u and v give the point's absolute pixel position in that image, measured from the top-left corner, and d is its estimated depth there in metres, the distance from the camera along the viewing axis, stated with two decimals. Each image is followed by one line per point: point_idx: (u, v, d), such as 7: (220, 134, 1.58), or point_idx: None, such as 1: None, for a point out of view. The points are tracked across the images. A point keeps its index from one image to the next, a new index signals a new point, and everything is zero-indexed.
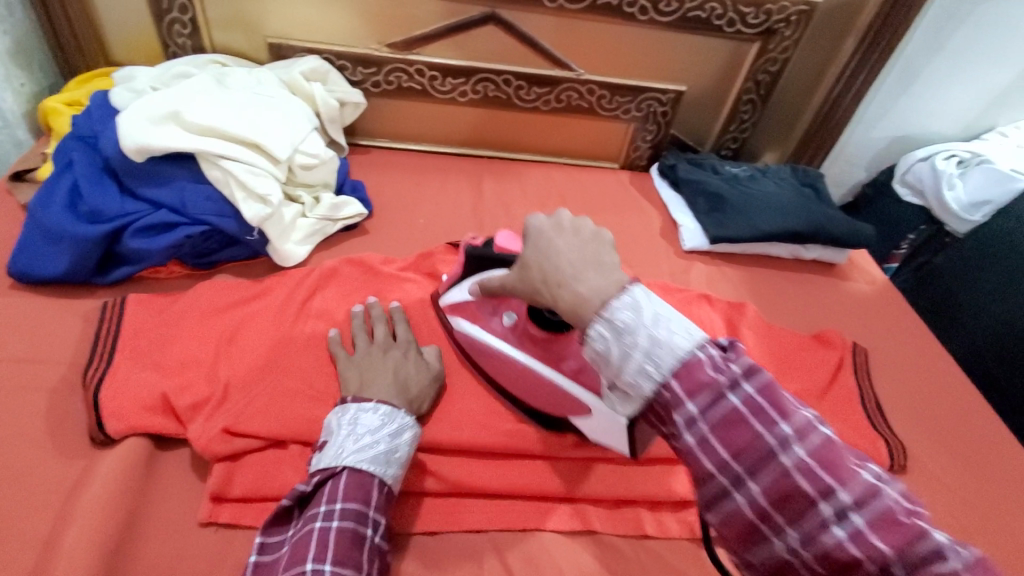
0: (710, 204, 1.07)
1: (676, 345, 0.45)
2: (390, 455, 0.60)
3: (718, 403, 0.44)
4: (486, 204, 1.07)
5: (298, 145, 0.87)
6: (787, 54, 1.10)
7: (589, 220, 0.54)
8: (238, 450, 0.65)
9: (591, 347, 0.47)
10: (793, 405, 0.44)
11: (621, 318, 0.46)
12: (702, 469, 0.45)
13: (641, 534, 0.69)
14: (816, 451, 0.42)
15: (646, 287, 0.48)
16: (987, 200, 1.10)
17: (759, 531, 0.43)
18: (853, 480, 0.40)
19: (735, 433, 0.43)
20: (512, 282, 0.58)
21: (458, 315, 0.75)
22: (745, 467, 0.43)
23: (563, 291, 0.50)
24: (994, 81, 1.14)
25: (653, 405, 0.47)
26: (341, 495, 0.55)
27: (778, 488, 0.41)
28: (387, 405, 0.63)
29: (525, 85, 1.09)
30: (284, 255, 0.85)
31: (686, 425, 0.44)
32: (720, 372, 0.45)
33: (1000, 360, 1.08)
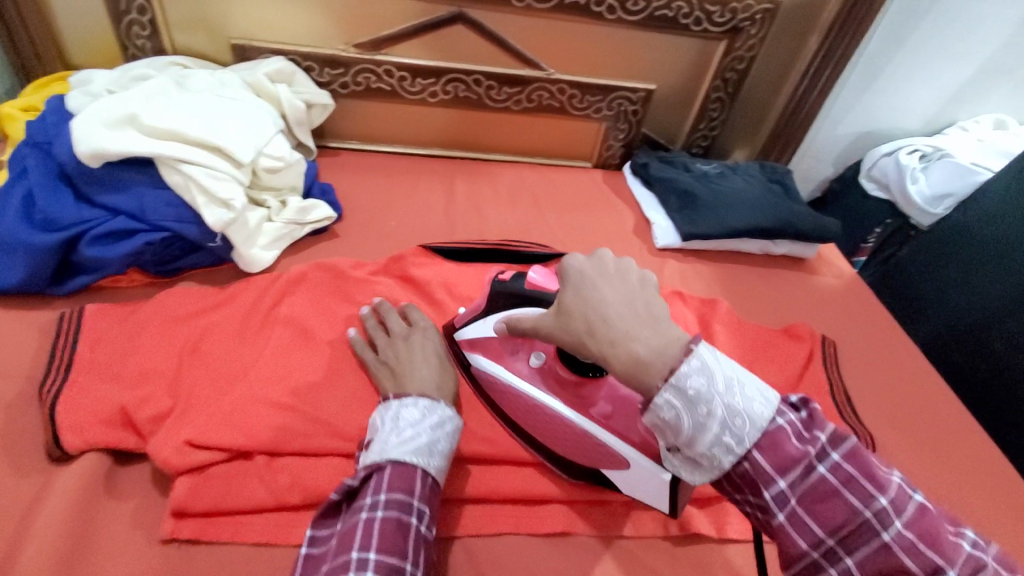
0: (682, 202, 1.08)
1: (753, 413, 0.46)
2: (433, 446, 0.60)
3: (810, 477, 0.44)
4: (458, 205, 1.06)
5: (263, 148, 0.86)
6: (753, 52, 1.11)
7: (632, 264, 0.54)
8: (201, 463, 0.63)
9: (658, 416, 0.47)
10: (884, 474, 0.44)
11: (692, 385, 0.46)
12: (796, 546, 0.45)
13: (615, 533, 0.68)
14: (913, 522, 0.42)
15: (713, 348, 0.48)
16: (949, 192, 1.14)
17: None
18: (954, 553, 0.40)
19: (829, 507, 0.43)
20: (547, 327, 0.56)
21: (476, 352, 0.73)
22: (841, 542, 0.43)
23: (620, 351, 0.49)
24: (953, 78, 1.17)
25: (732, 475, 0.47)
26: (385, 486, 0.55)
27: (877, 563, 0.41)
28: (426, 398, 0.63)
29: (496, 85, 1.08)
30: (249, 260, 0.83)
31: (779, 500, 0.45)
32: (807, 444, 0.46)
33: (962, 348, 1.09)
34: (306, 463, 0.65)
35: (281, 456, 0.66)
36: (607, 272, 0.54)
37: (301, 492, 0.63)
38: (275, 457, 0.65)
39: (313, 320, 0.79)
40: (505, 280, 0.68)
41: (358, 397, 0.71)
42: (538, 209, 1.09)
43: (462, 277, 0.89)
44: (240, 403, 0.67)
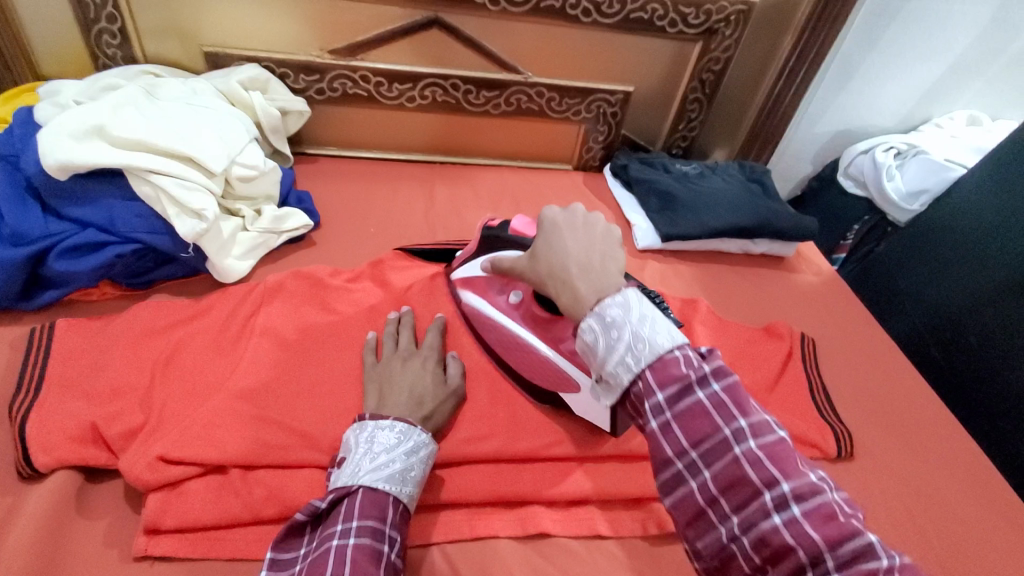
0: (661, 203, 1.09)
1: (656, 343, 0.49)
2: (406, 473, 0.58)
3: (687, 396, 0.47)
4: (438, 209, 1.06)
5: (235, 157, 0.85)
6: (729, 53, 1.12)
7: (599, 218, 0.59)
8: (175, 478, 0.62)
9: (582, 338, 0.52)
10: (753, 406, 0.47)
11: (611, 314, 0.50)
12: (663, 454, 0.48)
13: (595, 534, 0.69)
14: (767, 447, 0.45)
15: (640, 292, 0.52)
16: (924, 188, 1.16)
17: (706, 516, 0.46)
18: (797, 477, 0.44)
19: (698, 423, 0.46)
20: (520, 270, 0.63)
21: (467, 290, 0.80)
22: (702, 454, 0.46)
23: (566, 287, 0.54)
24: (926, 75, 1.19)
25: (628, 396, 0.50)
26: (357, 513, 0.53)
27: (728, 475, 0.45)
28: (403, 422, 0.62)
29: (473, 89, 1.08)
30: (222, 271, 0.82)
31: (653, 411, 0.48)
32: (691, 369, 0.48)
33: (939, 342, 1.10)
34: (283, 474, 0.65)
35: (257, 468, 0.65)
36: (574, 223, 0.59)
37: (276, 504, 0.62)
38: (250, 470, 0.65)
39: (290, 329, 0.78)
40: (493, 225, 0.75)
41: (336, 405, 0.70)
42: (518, 211, 1.09)
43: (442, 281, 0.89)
44: (214, 415, 0.66)
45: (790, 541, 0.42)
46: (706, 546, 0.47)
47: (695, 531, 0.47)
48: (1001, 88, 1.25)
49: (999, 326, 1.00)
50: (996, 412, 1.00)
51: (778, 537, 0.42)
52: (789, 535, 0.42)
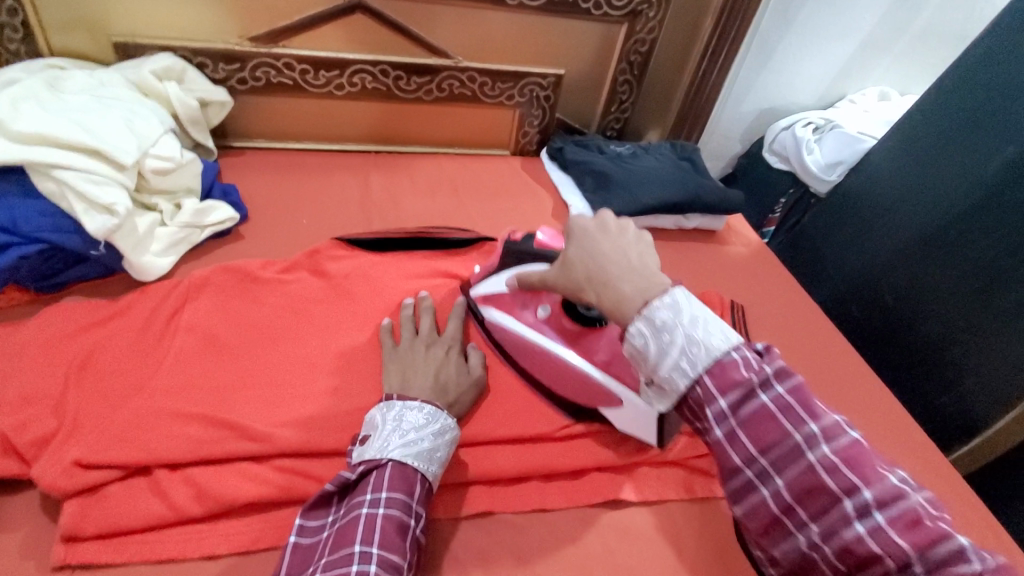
0: (596, 182, 1.11)
1: (712, 344, 0.49)
2: (433, 453, 0.60)
3: (749, 401, 0.48)
4: (374, 198, 1.04)
5: (149, 148, 0.81)
6: (654, 34, 1.15)
7: (630, 223, 0.61)
8: (94, 483, 0.59)
9: (631, 343, 0.52)
10: (821, 407, 0.47)
11: (660, 316, 0.51)
12: (731, 462, 0.49)
13: (539, 507, 0.69)
14: (843, 450, 0.45)
15: (687, 291, 0.52)
16: (840, 160, 1.23)
17: (783, 523, 0.47)
18: (878, 481, 0.44)
19: (764, 428, 0.47)
20: (551, 278, 0.63)
21: (489, 306, 0.77)
22: (772, 461, 0.47)
23: (611, 293, 0.55)
24: (839, 54, 1.26)
25: (688, 402, 0.51)
26: (386, 485, 0.56)
27: (803, 482, 0.46)
28: (431, 404, 0.63)
29: (404, 75, 1.06)
30: (140, 269, 0.78)
31: (717, 419, 0.48)
32: (752, 372, 0.48)
33: (859, 302, 1.17)
34: (210, 472, 0.62)
35: (183, 467, 0.62)
36: (605, 227, 0.60)
37: (204, 503, 0.59)
38: (176, 469, 0.62)
39: (217, 325, 0.75)
40: (516, 239, 0.76)
41: (268, 398, 0.68)
42: (456, 198, 1.09)
43: (379, 268, 0.87)
44: (136, 416, 0.63)
45: (876, 549, 0.42)
46: (785, 553, 0.48)
47: (771, 537, 0.48)
48: (907, 65, 1.33)
49: (911, 284, 1.07)
50: (908, 362, 1.08)
51: (864, 547, 0.43)
52: (874, 544, 0.42)
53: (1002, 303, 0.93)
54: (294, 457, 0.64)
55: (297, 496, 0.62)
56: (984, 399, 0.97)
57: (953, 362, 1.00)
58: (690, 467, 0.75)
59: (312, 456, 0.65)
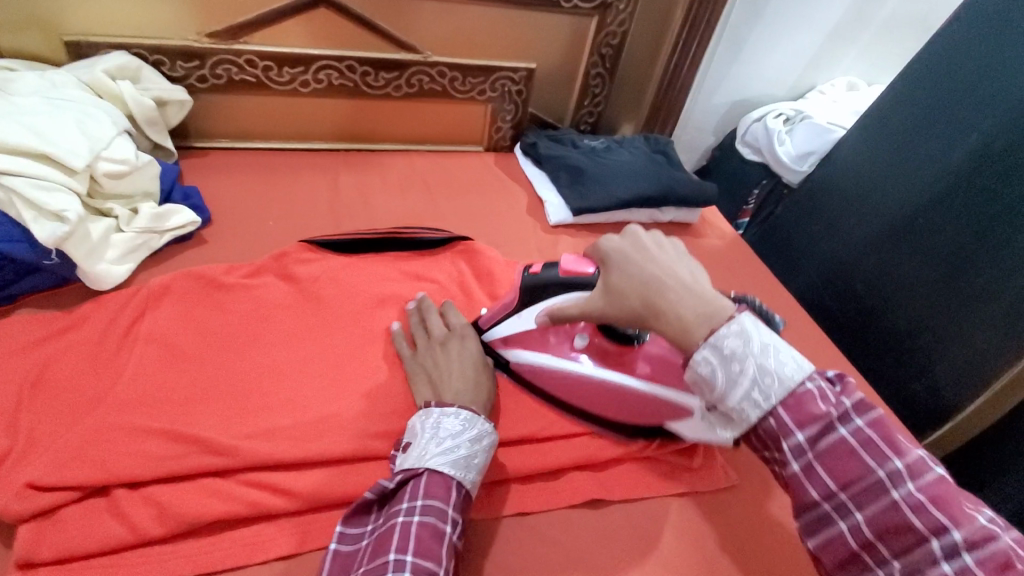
0: (571, 177, 1.10)
1: (785, 374, 0.52)
2: (470, 460, 0.58)
3: (829, 434, 0.51)
4: (344, 198, 1.02)
5: (100, 151, 0.77)
6: (625, 27, 1.14)
7: (673, 244, 0.64)
8: (49, 506, 0.56)
9: (695, 371, 0.54)
10: (906, 445, 0.50)
11: (728, 344, 0.53)
12: (807, 496, 0.52)
13: (520, 511, 0.67)
14: (928, 488, 0.48)
15: (753, 317, 0.54)
16: (811, 151, 1.24)
17: (861, 559, 0.50)
18: (966, 522, 0.46)
19: (845, 463, 0.50)
20: (593, 302, 0.62)
21: (513, 347, 0.74)
22: (852, 496, 0.50)
23: (672, 319, 0.56)
24: (807, 45, 1.26)
25: (758, 432, 0.54)
26: (422, 493, 0.55)
27: (885, 520, 0.48)
28: (467, 410, 0.61)
29: (371, 71, 1.03)
30: (95, 278, 0.74)
31: (795, 452, 0.52)
32: (830, 405, 0.52)
33: (833, 294, 1.18)
34: (174, 489, 0.59)
35: (143, 486, 0.59)
36: (644, 247, 0.62)
37: (166, 522, 0.57)
38: (136, 488, 0.59)
39: (180, 335, 0.72)
40: (535, 272, 0.71)
41: (233, 409, 0.66)
42: (429, 196, 1.07)
43: (350, 271, 0.85)
44: (93, 433, 0.60)
45: None
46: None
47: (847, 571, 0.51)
48: (873, 55, 1.35)
49: (881, 273, 1.09)
50: (883, 348, 1.09)
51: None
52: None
53: (969, 287, 0.95)
54: (263, 470, 0.62)
55: (266, 511, 0.59)
56: (954, 383, 0.98)
57: (925, 347, 1.02)
58: (669, 462, 0.75)
59: (281, 468, 0.63)
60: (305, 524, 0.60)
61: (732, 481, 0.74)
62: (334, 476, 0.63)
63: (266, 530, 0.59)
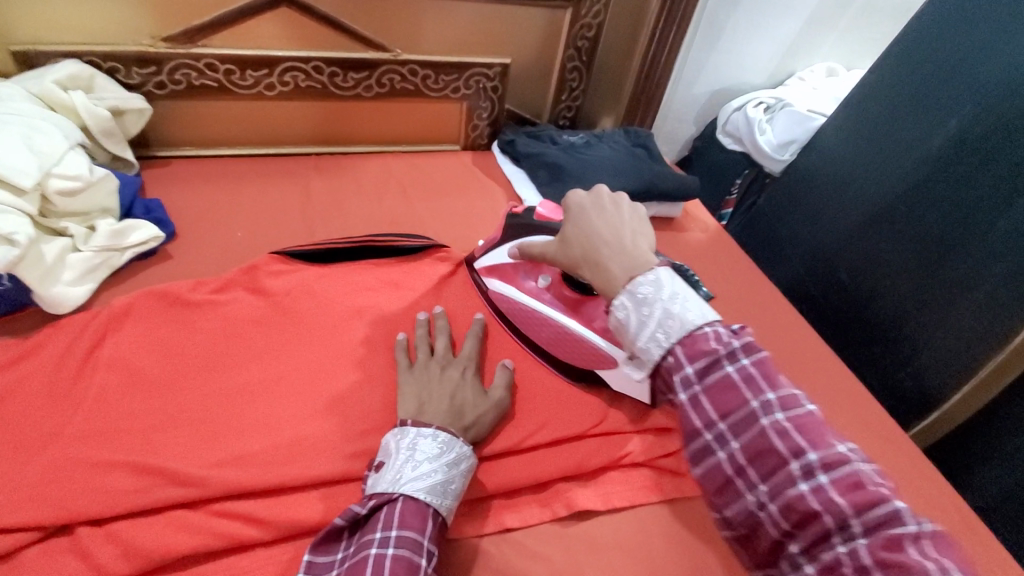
0: (550, 174, 1.07)
1: (687, 319, 0.51)
2: (447, 486, 0.57)
3: (714, 370, 0.49)
4: (316, 204, 0.98)
5: (51, 167, 0.73)
6: (600, 19, 1.11)
7: (628, 200, 0.64)
8: (5, 549, 0.53)
9: (614, 316, 0.55)
10: (782, 380, 0.49)
11: (643, 290, 0.53)
12: (691, 426, 0.51)
13: (503, 528, 0.65)
14: (796, 419, 0.47)
15: (672, 270, 0.54)
16: (792, 139, 1.22)
17: (735, 485, 0.49)
18: (825, 447, 0.46)
19: (725, 396, 0.49)
20: (552, 252, 0.67)
21: (493, 277, 0.82)
22: (730, 426, 0.49)
23: (601, 271, 0.58)
24: (786, 32, 1.25)
25: (661, 372, 0.53)
26: (397, 521, 0.53)
27: (754, 446, 0.48)
28: (446, 432, 0.60)
29: (339, 71, 1.00)
30: (52, 301, 0.71)
31: (683, 384, 0.50)
32: (721, 344, 0.50)
33: (816, 281, 1.18)
34: (140, 524, 0.56)
35: (108, 522, 0.56)
36: (600, 203, 0.63)
37: (132, 560, 0.54)
38: (100, 524, 0.56)
39: (144, 358, 0.69)
40: (517, 213, 0.76)
41: (204, 436, 0.63)
42: (405, 200, 1.04)
43: (325, 282, 0.82)
44: (53, 469, 0.57)
45: (816, 507, 0.44)
46: (735, 514, 0.50)
47: (724, 499, 0.50)
48: (851, 40, 1.34)
49: (864, 261, 1.08)
50: (867, 339, 1.08)
51: (805, 504, 0.45)
52: (816, 502, 0.44)
53: (952, 273, 0.94)
54: (235, 499, 0.59)
55: (238, 542, 0.57)
56: (937, 371, 0.97)
57: (908, 336, 1.01)
58: (656, 467, 0.74)
59: (254, 496, 0.60)
60: (280, 553, 0.58)
61: None
62: (309, 502, 0.61)
63: (240, 561, 0.57)
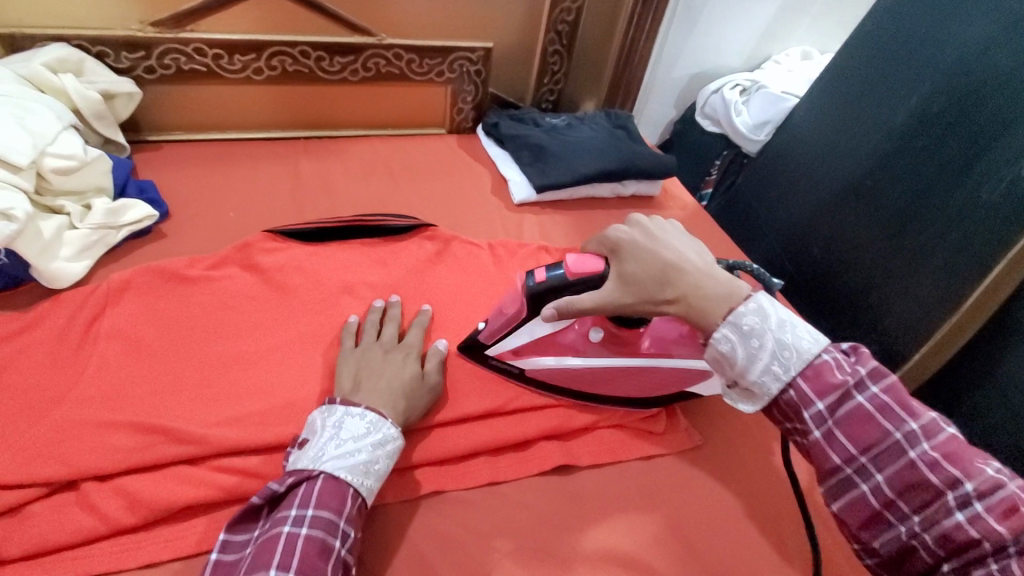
0: (534, 155, 1.11)
1: (801, 347, 0.55)
2: (370, 466, 0.59)
3: (846, 401, 0.54)
4: (306, 185, 1.01)
5: (45, 147, 0.75)
6: (579, 3, 1.14)
7: (666, 224, 0.68)
8: (15, 503, 0.56)
9: (716, 348, 0.57)
10: (919, 406, 0.53)
11: (747, 321, 0.56)
12: (830, 461, 0.55)
13: (490, 481, 0.69)
14: (941, 446, 0.50)
15: (770, 296, 0.58)
16: (767, 120, 1.27)
17: (884, 518, 0.53)
18: (978, 474, 0.49)
19: (863, 428, 0.53)
20: (618, 296, 0.63)
21: (528, 352, 0.73)
22: (871, 459, 0.53)
23: (693, 300, 0.59)
24: (760, 15, 1.29)
25: (778, 405, 0.57)
26: (313, 500, 0.54)
27: (903, 478, 0.51)
28: (374, 412, 0.62)
29: (326, 56, 1.02)
30: (51, 276, 0.73)
31: (816, 420, 0.55)
32: (846, 373, 0.55)
33: (790, 256, 1.22)
34: (144, 478, 0.60)
35: (112, 477, 0.59)
36: (651, 235, 0.66)
37: (137, 511, 0.57)
38: (106, 480, 0.59)
39: (142, 328, 0.71)
40: (540, 278, 0.66)
41: (202, 398, 0.66)
42: (393, 182, 1.06)
43: (315, 259, 0.85)
44: (58, 429, 0.60)
45: (975, 535, 0.47)
46: (884, 546, 0.53)
47: (871, 531, 0.54)
48: (824, 25, 1.38)
49: (835, 234, 1.13)
50: (836, 308, 1.13)
51: (963, 533, 0.48)
52: (974, 530, 0.47)
53: (912, 243, 0.99)
54: (234, 456, 0.63)
55: (238, 495, 0.61)
56: (902, 335, 1.01)
57: (876, 304, 1.05)
58: (635, 429, 0.77)
59: (252, 453, 0.64)
60: None
61: (696, 442, 0.77)
62: None
63: None
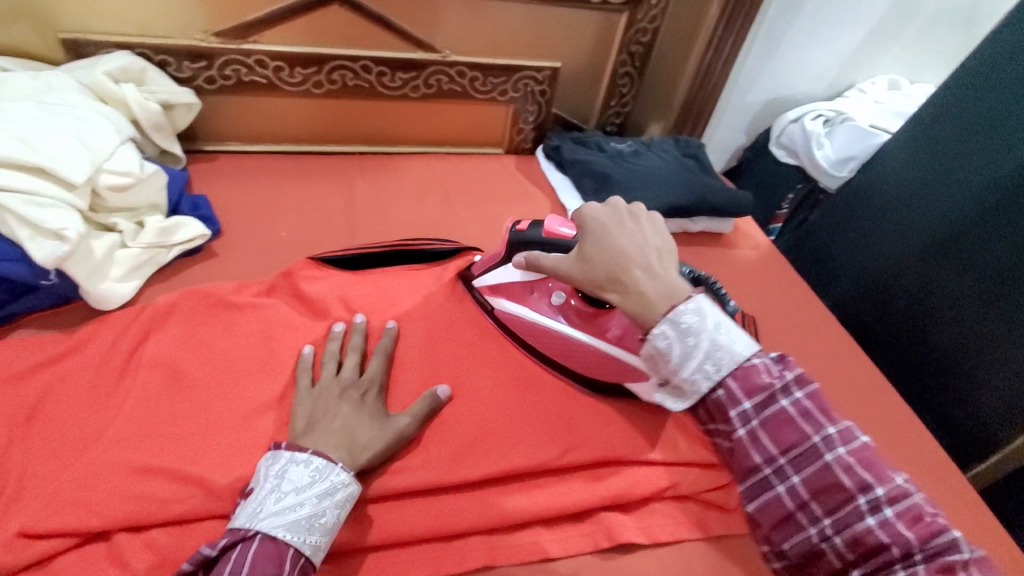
0: (597, 184, 1.03)
1: (735, 351, 0.53)
2: (315, 520, 0.53)
3: (771, 404, 0.52)
4: (358, 205, 0.97)
5: (103, 162, 0.72)
6: (656, 23, 1.07)
7: (640, 207, 0.63)
8: (44, 554, 0.53)
9: (653, 344, 0.54)
10: (837, 413, 0.52)
11: (686, 321, 0.53)
12: (750, 461, 0.54)
13: (543, 557, 0.63)
14: (857, 453, 0.50)
15: (710, 299, 0.54)
16: (852, 155, 1.16)
17: (796, 519, 0.52)
18: (888, 480, 0.49)
19: (785, 431, 0.52)
20: (568, 272, 0.62)
21: (499, 296, 0.78)
22: (791, 462, 0.52)
23: (633, 294, 0.56)
24: (848, 42, 1.19)
25: (707, 404, 0.55)
26: (246, 567, 0.48)
27: (818, 481, 0.51)
28: (321, 458, 0.56)
29: (387, 71, 0.98)
30: (99, 298, 0.71)
31: (741, 420, 0.53)
32: (773, 377, 0.53)
33: (869, 305, 1.12)
34: (178, 533, 0.56)
35: (145, 530, 0.56)
36: (620, 219, 0.61)
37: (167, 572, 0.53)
38: (138, 532, 0.56)
39: (184, 358, 0.68)
40: (522, 229, 0.70)
41: (243, 443, 0.62)
42: (448, 205, 1.01)
43: (366, 288, 0.80)
44: (92, 472, 0.57)
45: (883, 540, 0.48)
46: (794, 546, 0.53)
47: (783, 531, 0.53)
48: (918, 52, 1.27)
49: (924, 288, 1.02)
50: (921, 372, 1.03)
51: (872, 538, 0.48)
52: (884, 535, 0.48)
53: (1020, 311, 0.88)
54: None
55: None
56: (997, 411, 0.92)
57: (969, 372, 0.95)
58: (703, 502, 0.70)
59: None
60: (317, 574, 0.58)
61: None
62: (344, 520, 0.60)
63: None
